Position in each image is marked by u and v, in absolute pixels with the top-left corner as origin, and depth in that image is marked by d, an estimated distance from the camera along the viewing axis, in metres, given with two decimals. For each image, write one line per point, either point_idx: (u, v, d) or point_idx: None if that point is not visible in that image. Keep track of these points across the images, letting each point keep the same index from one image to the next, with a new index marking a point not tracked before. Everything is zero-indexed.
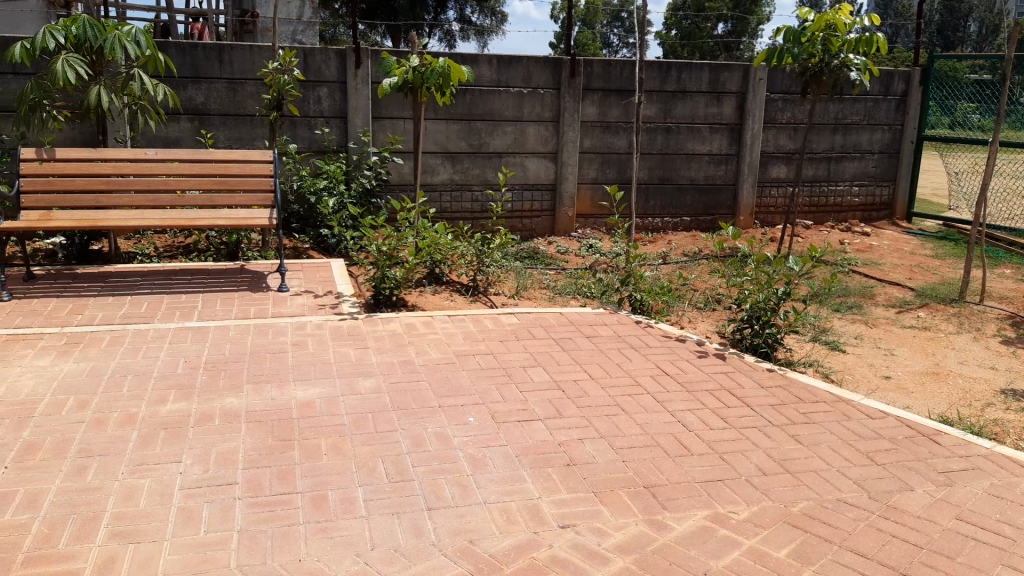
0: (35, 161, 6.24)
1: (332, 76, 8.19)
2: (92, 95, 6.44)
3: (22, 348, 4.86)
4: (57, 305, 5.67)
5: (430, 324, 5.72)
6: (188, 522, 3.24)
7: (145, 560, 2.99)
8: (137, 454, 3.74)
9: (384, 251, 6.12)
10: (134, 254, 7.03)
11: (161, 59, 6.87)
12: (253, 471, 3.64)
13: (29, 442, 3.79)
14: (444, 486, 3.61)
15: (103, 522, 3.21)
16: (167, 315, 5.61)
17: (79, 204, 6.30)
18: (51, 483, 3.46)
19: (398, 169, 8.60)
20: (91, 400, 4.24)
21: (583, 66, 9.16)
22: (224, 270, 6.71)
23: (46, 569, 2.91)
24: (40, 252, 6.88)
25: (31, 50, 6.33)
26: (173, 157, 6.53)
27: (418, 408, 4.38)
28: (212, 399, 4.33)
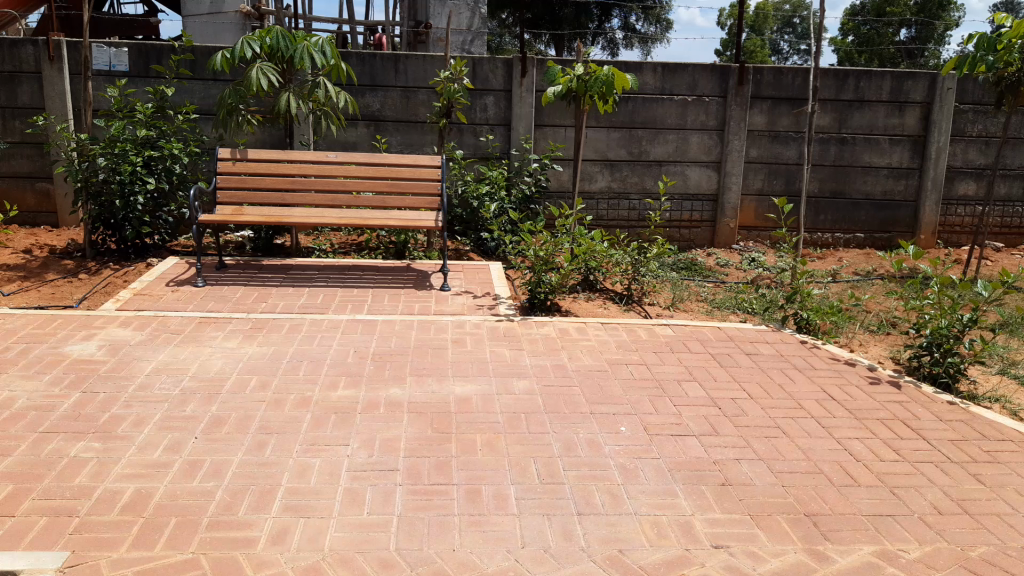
0: (230, 161, 6.84)
1: (499, 84, 8.41)
2: (282, 101, 6.99)
3: (214, 330, 5.34)
4: (244, 293, 6.17)
5: (584, 331, 5.73)
6: (353, 503, 3.42)
7: (314, 534, 3.19)
8: (310, 434, 4.00)
9: (540, 255, 6.16)
10: (312, 249, 7.54)
11: (344, 68, 7.32)
12: (414, 460, 3.80)
13: (216, 416, 4.15)
14: (594, 492, 3.60)
15: (278, 495, 3.46)
16: (339, 307, 5.97)
17: (266, 201, 6.84)
18: (234, 456, 3.77)
19: (558, 176, 8.69)
20: (271, 381, 4.59)
21: (752, 74, 8.88)
22: (391, 268, 7.05)
23: (229, 533, 3.17)
24: (232, 244, 7.53)
25: (231, 59, 6.92)
26: (350, 161, 6.94)
27: (570, 413, 4.40)
28: (377, 389, 4.56)
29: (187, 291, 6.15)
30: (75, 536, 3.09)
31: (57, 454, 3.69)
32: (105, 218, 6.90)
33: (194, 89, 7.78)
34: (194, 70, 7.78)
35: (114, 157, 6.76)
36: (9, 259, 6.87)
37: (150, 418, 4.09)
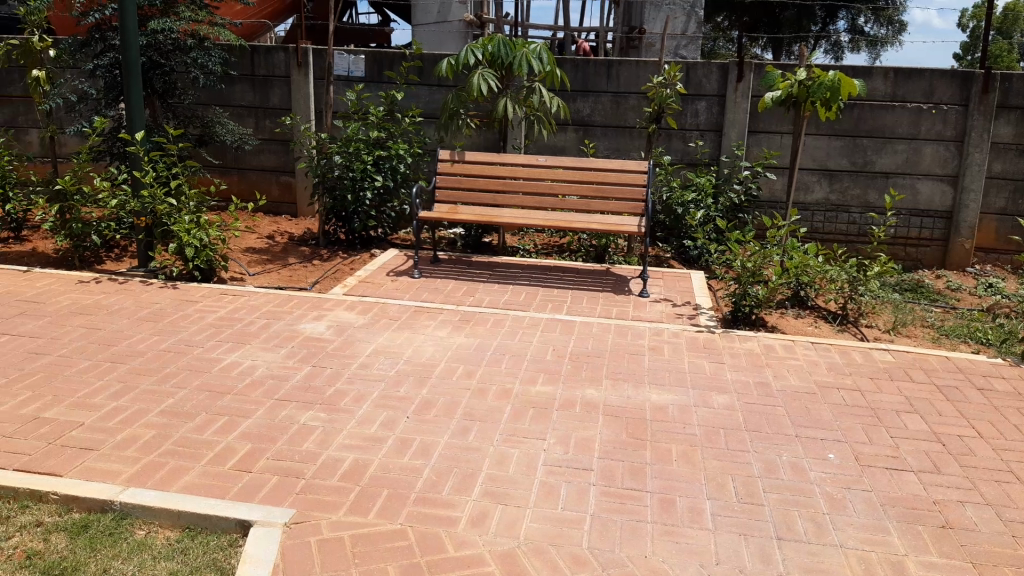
0: (449, 161, 7.27)
1: (712, 90, 8.23)
2: (500, 106, 7.33)
3: (426, 319, 5.70)
4: (454, 286, 6.53)
5: (791, 349, 5.48)
6: (549, 496, 3.52)
7: (511, 522, 3.32)
8: (510, 425, 4.16)
9: (748, 267, 5.98)
10: (517, 248, 7.81)
11: (559, 74, 7.51)
12: (609, 461, 3.84)
13: (426, 399, 4.43)
14: (796, 519, 3.44)
15: (480, 480, 3.64)
16: (541, 306, 6.15)
17: (479, 201, 7.19)
18: (440, 438, 4.01)
19: (770, 185, 8.35)
20: (476, 371, 4.83)
21: (1000, 80, 8.01)
22: (592, 271, 7.14)
23: (434, 510, 3.38)
24: (444, 240, 7.98)
25: (455, 66, 7.34)
26: (559, 164, 7.11)
27: (772, 433, 4.23)
28: (575, 388, 4.65)
29: (404, 282, 6.60)
30: (301, 496, 3.44)
31: (289, 420, 4.12)
32: (337, 211, 7.57)
33: (420, 94, 8.33)
34: (421, 76, 8.33)
35: (348, 155, 7.40)
36: (256, 243, 7.74)
37: (368, 395, 4.46)
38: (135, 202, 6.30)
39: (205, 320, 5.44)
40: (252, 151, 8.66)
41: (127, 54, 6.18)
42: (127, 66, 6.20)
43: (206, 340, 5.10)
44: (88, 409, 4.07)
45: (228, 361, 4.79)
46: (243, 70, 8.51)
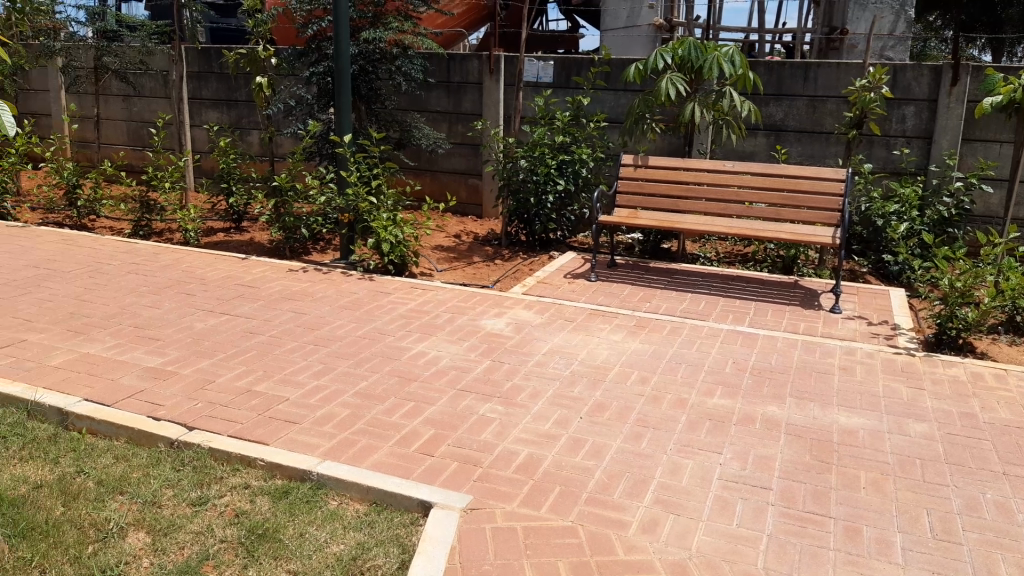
0: (632, 166, 7.26)
1: (922, 93, 7.62)
2: (687, 110, 7.22)
3: (602, 323, 5.73)
4: (632, 292, 6.51)
5: (1003, 379, 4.96)
6: (723, 511, 3.43)
7: (682, 532, 3.27)
8: (685, 436, 4.10)
9: (957, 286, 5.44)
10: (698, 256, 7.65)
11: (752, 78, 7.27)
12: (789, 482, 3.68)
13: (600, 401, 4.47)
14: (1001, 563, 3.12)
15: (652, 487, 3.61)
16: (721, 316, 5.99)
17: (661, 206, 7.12)
18: (613, 441, 4.02)
19: (985, 198, 7.60)
20: (651, 377, 4.80)
21: None
22: (777, 283, 6.86)
23: (606, 512, 3.40)
24: (623, 245, 7.98)
25: (643, 70, 7.32)
26: (747, 170, 6.89)
27: (977, 468, 3.85)
28: (755, 404, 4.49)
29: (581, 284, 6.68)
30: (478, 483, 3.59)
31: (469, 410, 4.30)
32: (520, 213, 7.78)
33: (606, 99, 8.38)
34: (609, 80, 8.37)
35: (533, 159, 7.60)
36: (444, 241, 8.14)
37: (543, 393, 4.56)
38: (341, 199, 6.83)
39: (396, 311, 5.80)
40: (445, 154, 9.10)
41: (339, 62, 6.71)
42: (339, 74, 6.72)
43: (396, 330, 5.43)
44: (292, 386, 4.48)
45: (415, 351, 5.08)
46: (440, 77, 8.97)
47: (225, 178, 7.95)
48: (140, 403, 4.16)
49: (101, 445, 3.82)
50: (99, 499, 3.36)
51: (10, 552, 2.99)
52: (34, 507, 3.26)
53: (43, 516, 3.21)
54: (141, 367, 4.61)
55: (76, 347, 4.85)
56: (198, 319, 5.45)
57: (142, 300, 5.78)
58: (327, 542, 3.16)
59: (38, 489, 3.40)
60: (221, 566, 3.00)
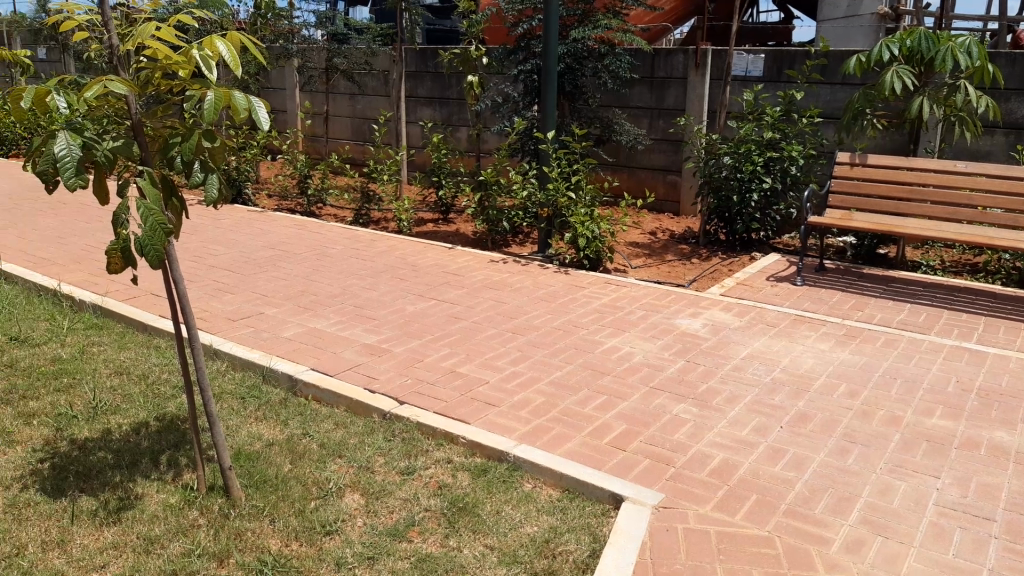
0: (849, 165, 6.83)
1: None
2: (914, 105, 6.68)
3: (807, 330, 5.46)
4: (841, 298, 6.14)
5: None
6: (938, 538, 3.17)
7: (891, 555, 3.07)
8: (897, 456, 3.82)
9: None
10: (919, 263, 7.05)
11: (992, 70, 6.56)
12: (1019, 516, 3.32)
13: (802, 411, 4.27)
14: None
15: (857, 506, 3.41)
16: (944, 330, 5.49)
17: (879, 208, 6.64)
18: (816, 454, 3.83)
19: None
20: (861, 391, 4.50)
21: None
22: (1014, 297, 6.17)
23: (805, 526, 3.26)
24: (832, 249, 7.53)
25: (866, 63, 6.85)
26: (984, 171, 6.25)
27: None
28: (980, 428, 4.08)
29: (785, 288, 6.39)
30: (671, 483, 3.57)
31: (662, 409, 4.28)
32: (721, 211, 7.58)
33: (821, 93, 7.92)
34: (825, 74, 7.92)
35: (738, 156, 7.36)
36: (640, 238, 8.12)
37: (741, 397, 4.43)
38: (542, 195, 7.01)
39: (591, 305, 5.88)
40: (645, 150, 9.05)
41: (547, 60, 6.87)
42: (546, 71, 6.89)
43: (591, 323, 5.51)
44: (491, 370, 4.69)
45: (609, 345, 5.13)
46: (644, 73, 8.92)
47: (436, 172, 8.43)
48: (357, 376, 4.54)
49: (324, 411, 4.22)
50: (321, 460, 3.71)
51: (247, 500, 3.37)
52: (266, 462, 3.66)
53: (274, 470, 3.60)
54: (358, 343, 5.03)
55: (305, 322, 5.38)
56: (408, 303, 5.84)
57: (360, 282, 6.29)
58: (521, 523, 3.28)
59: (271, 446, 3.82)
60: (425, 532, 3.21)
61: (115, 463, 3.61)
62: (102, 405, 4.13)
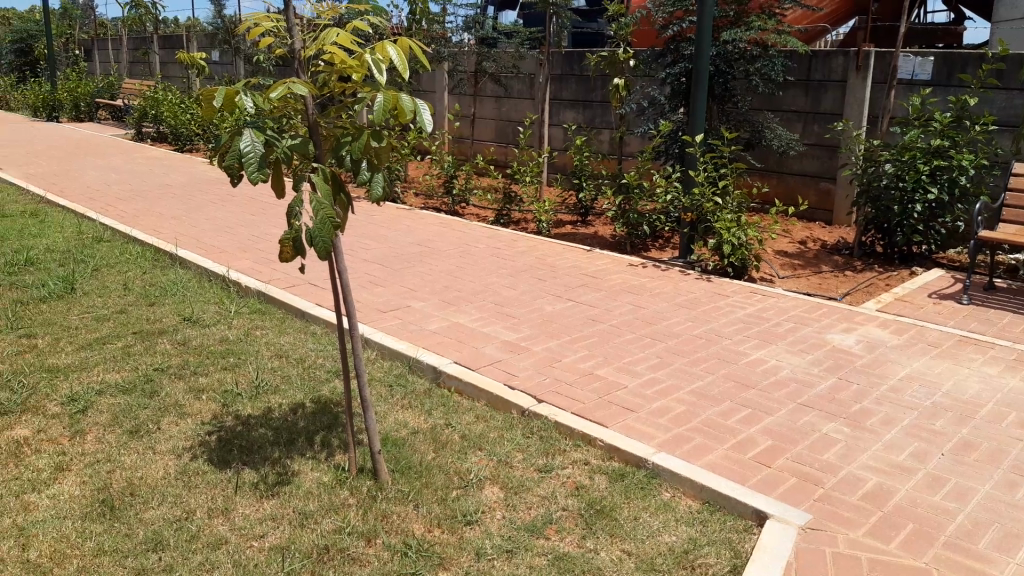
0: None
1: None
2: None
3: (973, 352, 5.06)
4: (1014, 321, 5.65)
5: None
6: None
7: None
8: None
9: None
10: None
11: None
12: None
13: (967, 438, 3.97)
14: None
15: None
16: None
17: None
18: (981, 486, 3.55)
19: None
20: None
21: None
22: None
23: (967, 561, 3.03)
24: (1004, 267, 6.93)
25: None
26: None
27: None
28: None
29: (949, 306, 5.95)
30: (819, 504, 3.41)
31: (810, 426, 4.10)
32: (879, 221, 7.16)
33: (997, 98, 7.32)
34: (1002, 78, 7.31)
35: (901, 164, 6.93)
36: (788, 247, 7.80)
37: (898, 420, 4.17)
38: (687, 199, 6.87)
39: (735, 315, 5.71)
40: (796, 156, 8.70)
41: (698, 62, 6.74)
42: (697, 74, 6.76)
43: (735, 333, 5.35)
44: (630, 374, 4.65)
45: (754, 357, 4.96)
46: (800, 75, 8.58)
47: (577, 174, 8.45)
48: (498, 372, 4.63)
49: (465, 404, 4.33)
50: (462, 452, 3.82)
51: (393, 484, 3.52)
52: (411, 449, 3.81)
53: (418, 458, 3.73)
54: (499, 340, 5.12)
55: (448, 316, 5.54)
56: (548, 303, 5.90)
57: (501, 281, 6.41)
58: (659, 531, 3.24)
59: (415, 434, 3.96)
60: (562, 531, 3.23)
61: (275, 439, 3.87)
62: (264, 384, 4.44)
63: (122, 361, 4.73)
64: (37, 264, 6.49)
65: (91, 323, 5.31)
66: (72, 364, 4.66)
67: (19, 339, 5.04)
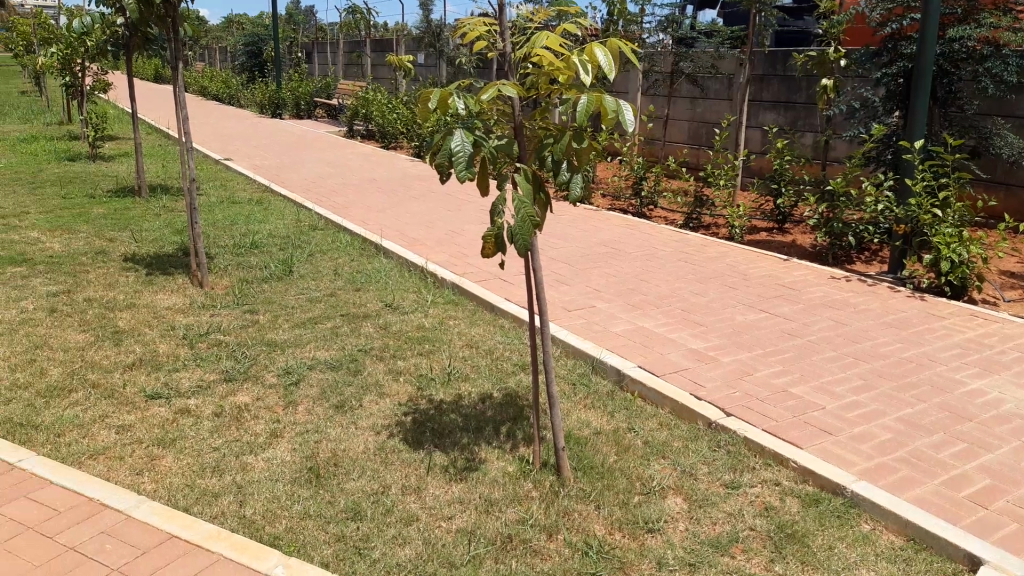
0: None
1: None
2: None
3: None
4: None
5: None
6: None
7: None
8: None
9: None
10: None
11: None
12: None
13: None
14: None
15: None
16: None
17: None
18: None
19: None
20: None
21: None
22: None
23: None
24: None
25: None
26: None
27: None
28: None
29: None
30: None
31: None
32: None
33: None
34: None
35: None
36: (1017, 267, 7.00)
37: None
38: (899, 210, 6.36)
39: (950, 339, 5.20)
40: None
41: (920, 62, 6.20)
42: (918, 75, 6.22)
43: (951, 359, 4.87)
44: (827, 394, 4.37)
45: (973, 387, 4.49)
46: None
47: (776, 179, 8.08)
48: (684, 380, 4.52)
49: (649, 410, 4.27)
50: (645, 457, 3.77)
51: (575, 482, 3.55)
52: (593, 449, 3.82)
53: (601, 459, 3.73)
54: (687, 347, 5.01)
55: (634, 319, 5.49)
56: (739, 313, 5.68)
57: (690, 287, 6.26)
58: (856, 565, 3.02)
59: (599, 435, 3.97)
60: (749, 552, 3.10)
61: (465, 426, 4.03)
62: (456, 372, 4.63)
63: (331, 340, 5.12)
64: (261, 247, 7.18)
65: (305, 304, 5.80)
66: (289, 340, 5.11)
67: (244, 314, 5.61)
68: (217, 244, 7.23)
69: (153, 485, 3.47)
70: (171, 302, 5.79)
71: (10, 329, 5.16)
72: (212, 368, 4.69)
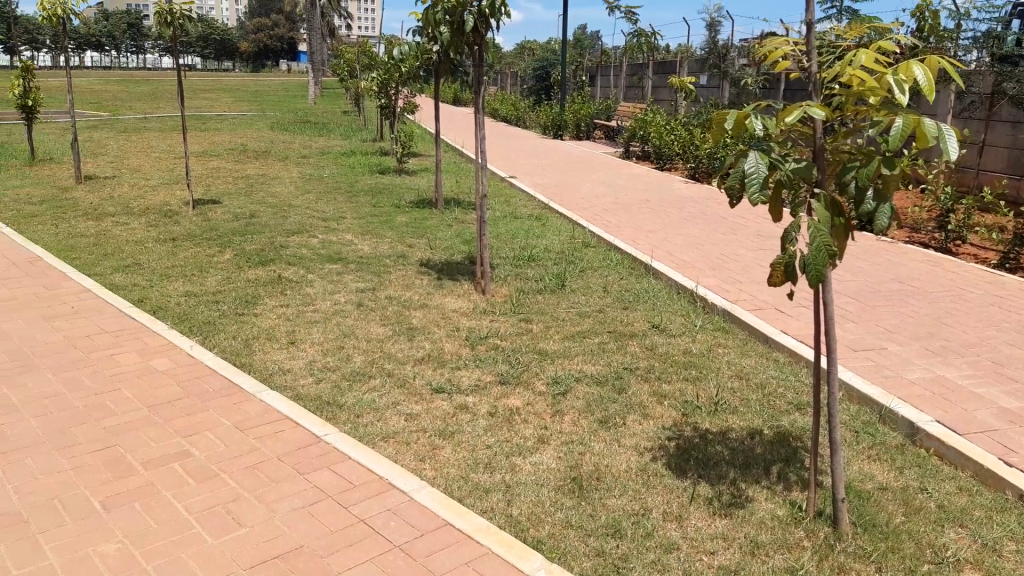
0: None
1: None
2: None
3: None
4: None
5: None
6: None
7: None
8: None
9: None
10: None
11: None
12: None
13: None
14: None
15: None
16: None
17: None
18: None
19: None
20: None
21: None
22: None
23: None
24: None
25: None
26: None
27: None
28: None
29: None
30: None
31: None
32: None
33: None
34: None
35: None
36: None
37: None
38: None
39: None
40: None
41: None
42: None
43: None
44: None
45: None
46: None
47: None
48: (992, 442, 3.95)
49: (945, 471, 3.79)
50: (939, 524, 3.34)
51: (854, 537, 3.24)
52: (876, 506, 3.46)
53: (885, 518, 3.37)
54: (997, 405, 4.36)
55: (931, 367, 4.91)
56: None
57: (1003, 336, 5.46)
58: None
59: (884, 491, 3.59)
60: None
61: (731, 460, 3.87)
62: (724, 402, 4.47)
63: (599, 355, 5.21)
64: (538, 260, 7.53)
65: (576, 318, 5.96)
66: (559, 351, 5.29)
67: (519, 322, 5.91)
68: (498, 255, 7.71)
69: (433, 472, 3.76)
70: (457, 305, 6.28)
71: (326, 318, 5.92)
72: (488, 370, 5.00)
